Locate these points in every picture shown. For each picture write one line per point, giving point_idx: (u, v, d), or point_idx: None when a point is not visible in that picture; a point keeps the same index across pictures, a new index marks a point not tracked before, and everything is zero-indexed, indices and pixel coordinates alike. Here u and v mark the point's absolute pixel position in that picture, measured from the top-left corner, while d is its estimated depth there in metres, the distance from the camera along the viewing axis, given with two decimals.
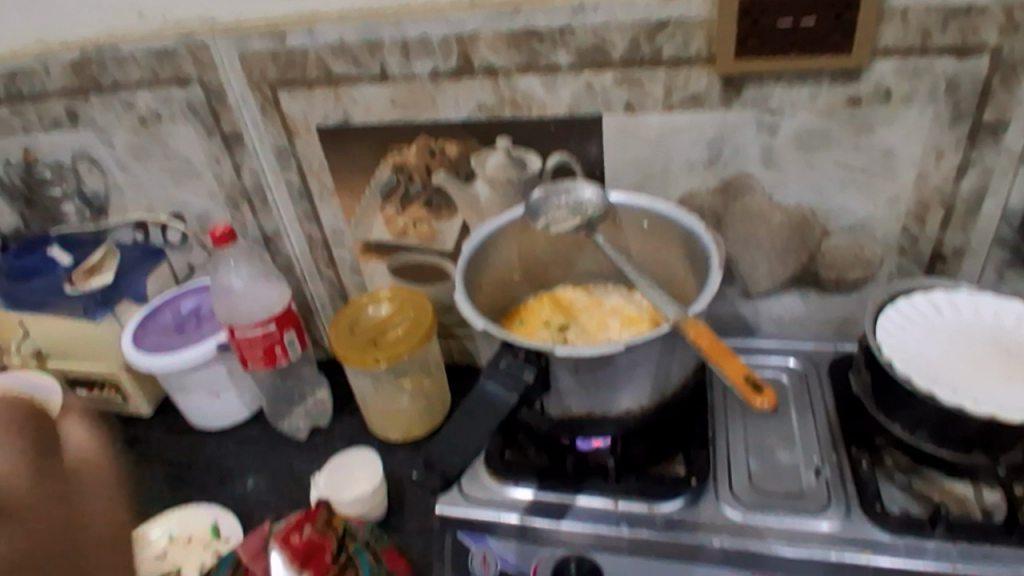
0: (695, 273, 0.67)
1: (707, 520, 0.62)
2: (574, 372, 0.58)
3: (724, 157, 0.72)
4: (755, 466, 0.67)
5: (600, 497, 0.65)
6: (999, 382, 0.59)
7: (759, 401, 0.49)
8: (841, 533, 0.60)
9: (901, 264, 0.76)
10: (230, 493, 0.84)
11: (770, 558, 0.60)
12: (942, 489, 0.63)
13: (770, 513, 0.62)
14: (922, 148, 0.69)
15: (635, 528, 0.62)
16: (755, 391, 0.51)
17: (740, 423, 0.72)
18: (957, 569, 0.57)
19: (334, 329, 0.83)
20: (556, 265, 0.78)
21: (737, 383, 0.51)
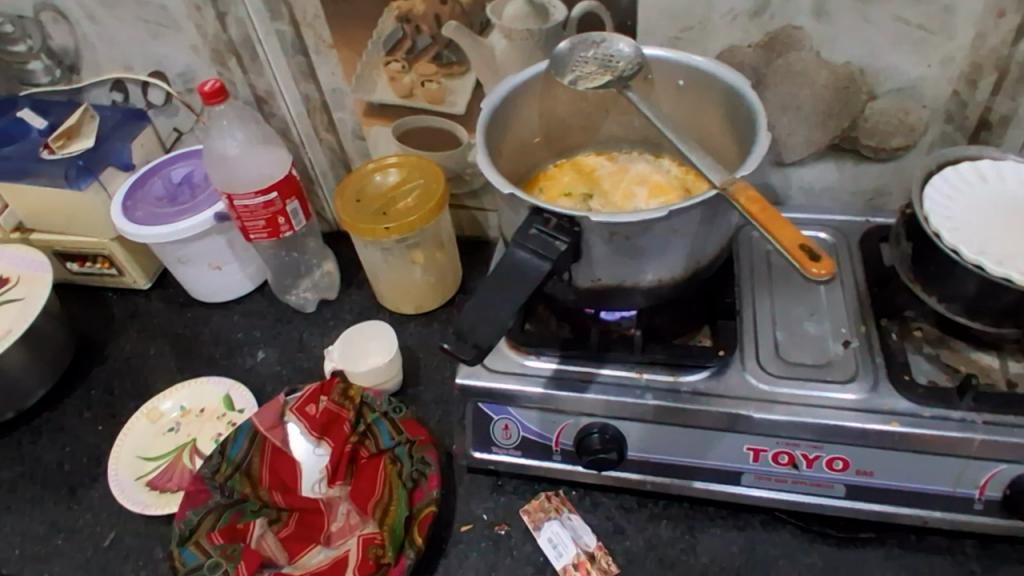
0: (736, 133, 0.62)
1: (734, 390, 0.61)
2: (609, 239, 0.54)
3: (772, 7, 0.66)
4: (781, 337, 0.66)
5: (624, 368, 0.63)
6: None
7: (813, 269, 0.47)
8: (869, 403, 0.60)
9: (945, 132, 0.72)
10: (240, 365, 0.83)
11: (796, 428, 0.59)
12: (969, 360, 0.62)
13: (798, 383, 0.61)
14: (984, 3, 0.62)
15: (660, 398, 0.61)
16: (810, 261, 0.48)
17: (766, 294, 0.70)
18: (980, 437, 0.56)
19: (339, 198, 0.78)
20: (579, 130, 0.73)
21: (791, 253, 0.48)
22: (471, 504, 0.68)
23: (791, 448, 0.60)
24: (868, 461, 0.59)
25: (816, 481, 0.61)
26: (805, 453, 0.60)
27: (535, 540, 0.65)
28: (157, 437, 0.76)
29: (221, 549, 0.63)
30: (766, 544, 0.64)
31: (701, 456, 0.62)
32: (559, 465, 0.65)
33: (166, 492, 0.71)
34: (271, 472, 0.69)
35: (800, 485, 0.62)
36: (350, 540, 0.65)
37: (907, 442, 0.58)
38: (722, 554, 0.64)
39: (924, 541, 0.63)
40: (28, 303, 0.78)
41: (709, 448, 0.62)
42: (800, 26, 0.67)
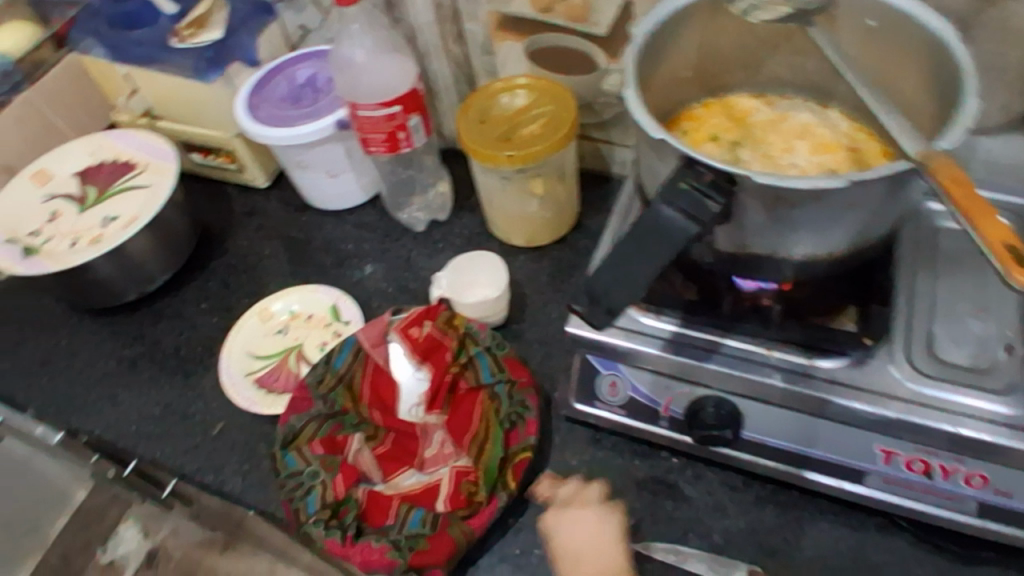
0: (934, 91, 0.53)
1: (877, 383, 0.55)
2: (770, 205, 0.48)
3: None
4: (939, 332, 0.58)
5: (753, 340, 0.58)
6: None
7: (1015, 271, 0.39)
8: (1020, 420, 0.52)
9: None
10: (350, 276, 0.82)
11: (941, 435, 0.53)
12: None
13: (946, 385, 0.55)
14: None
15: (791, 382, 0.56)
16: (1015, 262, 0.40)
17: (926, 279, 0.62)
18: None
19: (463, 114, 0.74)
20: (737, 67, 0.65)
21: (992, 250, 0.41)
22: (565, 454, 0.66)
23: (929, 457, 0.54)
24: (1014, 483, 0.53)
25: (948, 493, 0.55)
26: (944, 464, 0.54)
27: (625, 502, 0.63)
28: (267, 337, 0.78)
29: (320, 460, 0.64)
30: (879, 547, 0.60)
31: (821, 447, 0.57)
32: (669, 433, 0.62)
33: (273, 393, 0.73)
34: (372, 388, 0.70)
35: (931, 494, 0.56)
36: (443, 470, 0.66)
37: None
38: (828, 550, 0.60)
39: None
40: (155, 190, 0.80)
41: (831, 440, 0.57)
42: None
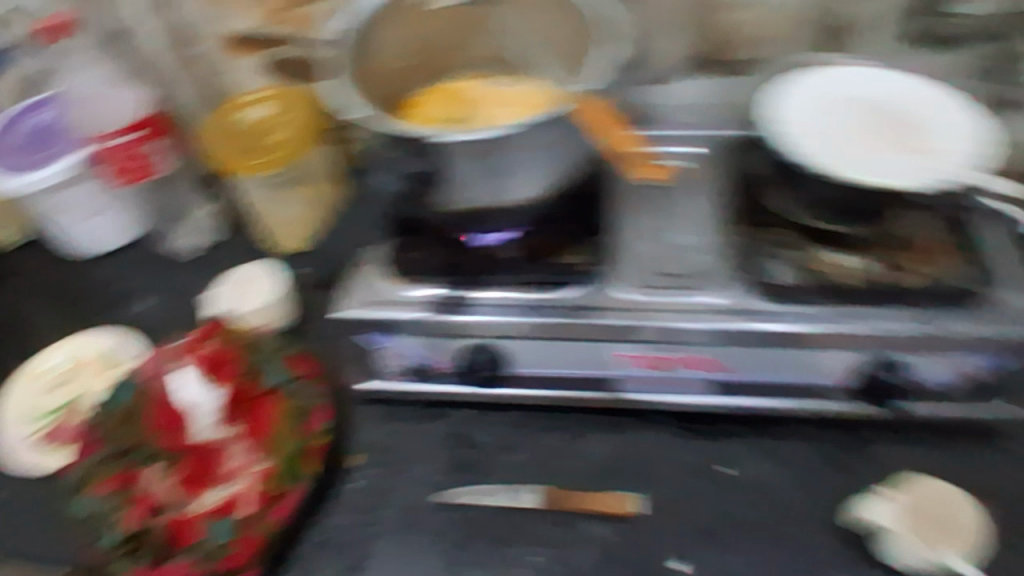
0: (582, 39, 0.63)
1: (607, 302, 0.63)
2: (462, 157, 0.55)
3: None
4: (655, 252, 0.67)
5: (502, 289, 0.65)
6: (883, 151, 0.58)
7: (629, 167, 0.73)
8: (728, 305, 0.62)
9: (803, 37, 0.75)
10: (123, 315, 0.80)
11: (665, 332, 0.62)
12: (829, 263, 0.63)
13: (664, 292, 0.64)
14: None
15: (541, 315, 0.63)
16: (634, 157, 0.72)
17: (647, 201, 0.70)
18: (830, 328, 0.59)
19: (211, 136, 0.77)
20: (445, 49, 0.72)
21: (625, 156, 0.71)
22: (364, 433, 0.70)
23: (663, 353, 0.63)
24: (732, 358, 0.62)
25: (683, 380, 0.64)
26: (673, 355, 0.63)
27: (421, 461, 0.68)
28: (40, 395, 0.73)
29: (115, 498, 0.62)
30: (649, 441, 0.67)
31: (579, 366, 0.65)
32: (453, 386, 0.68)
33: (58, 448, 0.70)
34: (161, 417, 0.67)
35: (673, 385, 0.65)
36: (243, 479, 0.63)
37: (767, 337, 0.60)
38: (607, 456, 0.66)
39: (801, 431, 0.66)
40: None
41: (585, 359, 0.65)
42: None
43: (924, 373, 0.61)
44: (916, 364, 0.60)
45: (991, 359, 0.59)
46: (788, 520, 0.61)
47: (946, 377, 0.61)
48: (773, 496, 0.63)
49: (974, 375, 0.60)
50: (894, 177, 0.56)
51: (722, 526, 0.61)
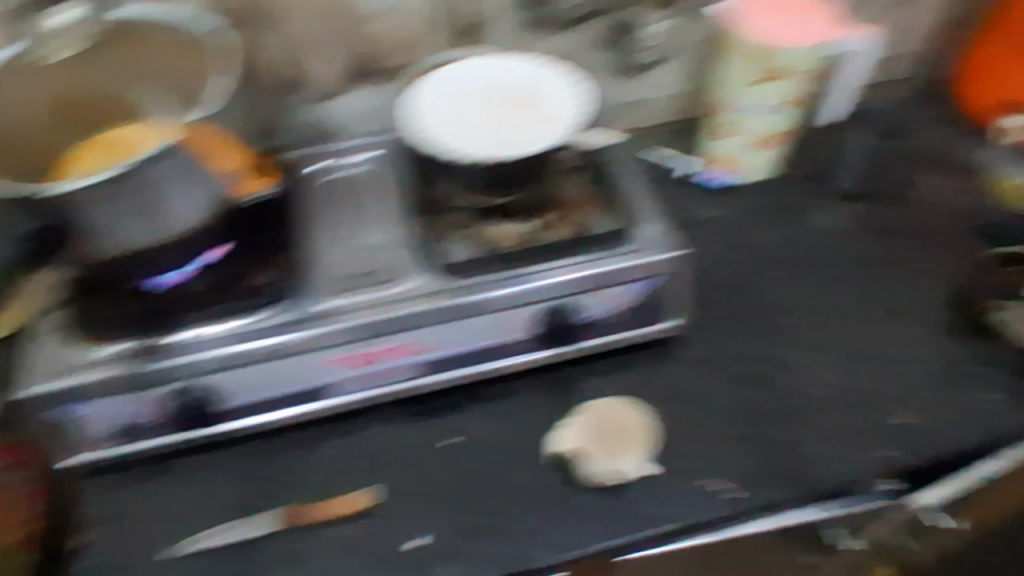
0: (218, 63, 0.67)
1: (306, 314, 0.65)
2: (86, 204, 0.58)
3: None
4: (346, 256, 0.70)
5: (198, 326, 0.64)
6: (507, 124, 0.67)
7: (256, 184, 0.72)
8: (416, 289, 0.67)
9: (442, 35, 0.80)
10: None
11: (363, 329, 0.65)
12: (494, 233, 0.71)
13: (357, 291, 0.67)
14: None
15: (240, 342, 0.63)
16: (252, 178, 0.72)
17: (333, 210, 0.74)
18: (505, 289, 0.67)
19: None
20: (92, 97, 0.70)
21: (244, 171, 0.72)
22: (84, 510, 0.66)
23: (366, 350, 0.66)
24: (427, 338, 0.67)
25: (396, 369, 0.68)
26: (381, 348, 0.66)
27: (151, 521, 0.65)
28: None
29: None
30: (378, 435, 0.70)
31: (295, 381, 0.66)
32: (173, 436, 0.67)
33: None
34: None
35: (383, 375, 0.68)
36: None
37: (454, 311, 0.66)
38: (344, 460, 0.68)
39: (514, 385, 0.72)
40: None
41: (299, 372, 0.66)
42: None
43: (592, 311, 0.71)
44: (581, 305, 0.70)
45: (637, 285, 0.71)
46: (510, 467, 0.68)
47: (609, 309, 0.71)
48: (493, 449, 0.69)
49: (628, 301, 0.71)
50: (515, 148, 0.65)
51: (452, 492, 0.66)
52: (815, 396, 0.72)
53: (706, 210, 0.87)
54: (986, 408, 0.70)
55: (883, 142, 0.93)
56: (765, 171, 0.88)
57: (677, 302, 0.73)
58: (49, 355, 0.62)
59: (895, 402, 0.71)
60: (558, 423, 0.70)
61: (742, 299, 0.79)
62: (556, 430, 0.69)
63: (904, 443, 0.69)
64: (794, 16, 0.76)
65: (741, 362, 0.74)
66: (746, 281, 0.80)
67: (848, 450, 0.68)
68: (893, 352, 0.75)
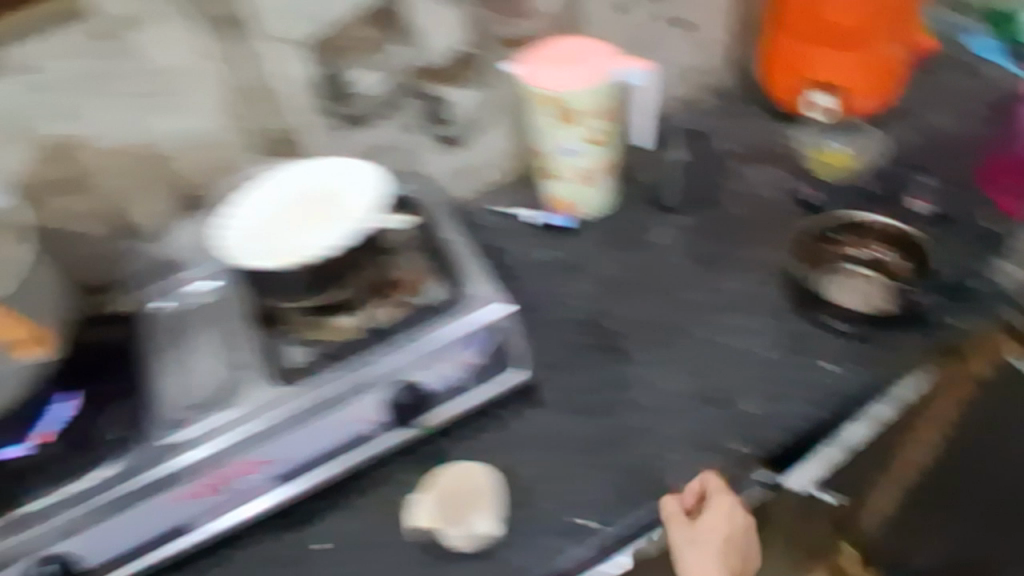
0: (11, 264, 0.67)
1: (151, 457, 0.65)
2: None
3: (22, 125, 0.68)
4: (188, 387, 0.70)
5: (43, 495, 0.63)
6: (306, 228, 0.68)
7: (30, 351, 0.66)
8: (259, 403, 0.68)
9: (255, 154, 0.80)
10: None
11: (205, 458, 0.65)
12: (333, 327, 0.72)
13: (204, 418, 0.67)
14: (195, 55, 0.71)
15: (70, 510, 0.62)
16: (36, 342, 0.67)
17: (179, 342, 0.74)
18: (340, 385, 0.68)
19: None
20: None
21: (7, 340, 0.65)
22: None
23: (207, 480, 0.65)
24: (266, 453, 0.67)
25: (252, 487, 0.68)
26: (228, 472, 0.66)
27: None
28: None
29: None
30: (246, 558, 0.70)
31: (148, 528, 0.66)
32: None
33: None
34: None
35: (237, 496, 0.68)
36: None
37: (294, 419, 0.66)
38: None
39: (379, 472, 0.74)
40: None
41: (149, 520, 0.65)
42: (14, 78, 0.65)
43: (435, 383, 0.71)
44: (422, 379, 0.70)
45: (468, 346, 0.71)
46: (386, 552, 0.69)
47: (454, 376, 0.72)
48: (366, 542, 0.69)
49: (470, 363, 0.72)
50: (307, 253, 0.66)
51: None
52: (668, 408, 0.74)
53: (548, 253, 0.91)
54: (824, 378, 0.75)
55: (702, 152, 0.99)
56: (604, 205, 0.92)
57: (519, 352, 0.75)
58: None
59: (744, 394, 0.74)
60: (412, 493, 0.71)
61: (592, 331, 0.82)
62: (412, 502, 0.70)
63: (758, 431, 0.71)
64: (572, 64, 0.80)
65: (598, 392, 0.77)
66: (593, 310, 0.84)
67: (703, 454, 0.71)
68: (734, 348, 0.79)
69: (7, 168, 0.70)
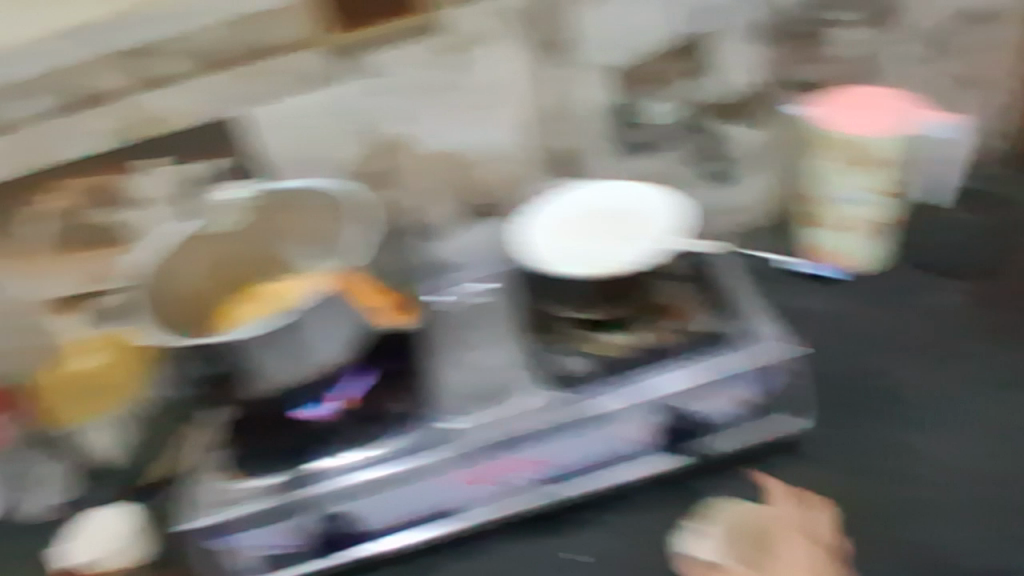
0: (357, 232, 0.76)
1: (437, 437, 0.70)
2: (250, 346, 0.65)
3: (364, 121, 0.77)
4: (470, 379, 0.75)
5: (340, 454, 0.69)
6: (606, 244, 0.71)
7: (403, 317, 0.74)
8: (540, 404, 0.70)
9: (545, 174, 0.85)
10: None
11: (487, 447, 0.68)
12: (609, 344, 0.73)
13: (487, 409, 0.71)
14: (518, 73, 0.77)
15: (368, 469, 0.68)
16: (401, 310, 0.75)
17: (458, 336, 0.78)
18: (622, 395, 0.69)
19: (35, 396, 0.78)
20: (256, 265, 0.78)
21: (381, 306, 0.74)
22: None
23: (485, 467, 0.69)
24: (543, 453, 0.70)
25: (521, 484, 0.70)
26: (503, 464, 0.69)
27: None
28: None
29: None
30: (498, 558, 0.70)
31: (423, 505, 0.69)
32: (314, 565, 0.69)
33: None
34: None
35: (504, 491, 0.70)
36: None
37: (576, 422, 0.69)
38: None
39: (634, 501, 0.72)
40: None
41: (428, 496, 0.69)
42: (354, 81, 0.75)
43: (710, 414, 0.71)
44: (698, 407, 0.70)
45: (750, 384, 0.71)
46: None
47: (728, 410, 0.72)
48: (622, 565, 0.68)
49: (746, 400, 0.72)
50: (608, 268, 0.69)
51: None
52: (948, 480, 0.70)
53: (815, 303, 0.86)
54: None
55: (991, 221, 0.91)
56: (876, 261, 0.87)
57: (792, 397, 0.74)
58: (196, 494, 0.67)
59: None
60: (685, 523, 0.70)
61: (864, 392, 0.77)
62: (686, 534, 0.69)
63: None
64: (870, 109, 0.78)
65: (874, 455, 0.72)
66: (864, 366, 0.79)
67: (1011, 545, 0.65)
68: None
69: (339, 160, 0.79)
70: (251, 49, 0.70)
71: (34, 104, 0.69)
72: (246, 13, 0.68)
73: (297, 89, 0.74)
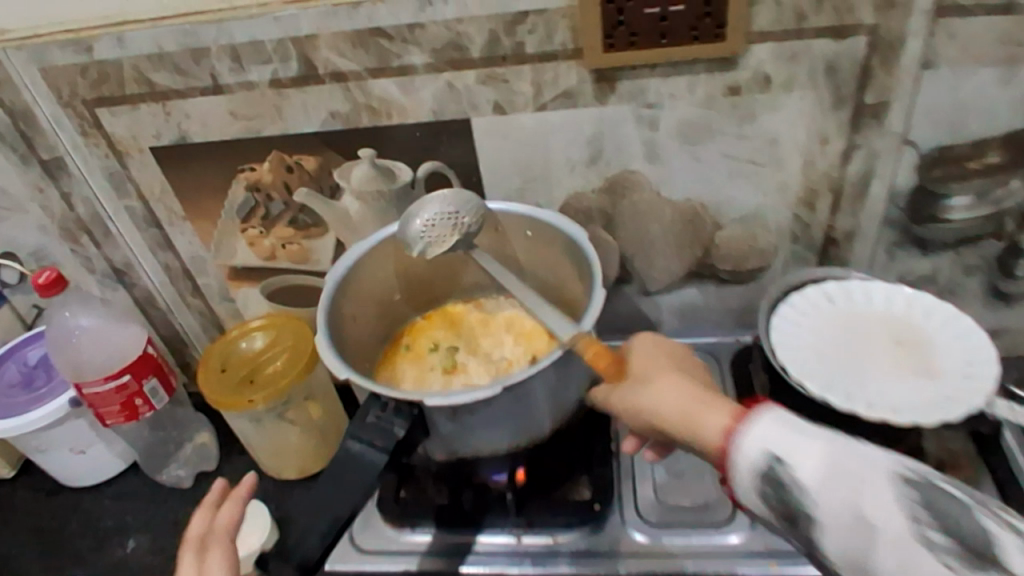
0: (581, 282, 0.63)
1: (615, 546, 0.59)
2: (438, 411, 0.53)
3: (607, 152, 0.66)
4: (659, 479, 0.63)
5: (502, 533, 0.61)
6: (887, 376, 0.57)
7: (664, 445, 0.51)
8: (746, 545, 0.58)
9: (795, 250, 0.71)
10: (108, 557, 0.77)
11: None
12: None
13: (678, 531, 0.59)
14: (806, 131, 0.63)
15: (538, 565, 0.59)
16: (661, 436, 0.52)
17: None
18: None
19: (203, 374, 0.75)
20: (442, 280, 0.73)
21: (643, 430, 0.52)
22: None
23: None
24: None
25: None
26: None
27: None
28: None
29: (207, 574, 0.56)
30: None
31: None
32: None
33: None
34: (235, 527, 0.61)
35: None
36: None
37: None
38: None
39: None
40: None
41: None
42: (609, 106, 0.63)
43: None
44: None
45: None
46: None
47: None
48: None
49: None
50: (909, 413, 0.53)
51: None
52: None
53: None
54: None
55: None
56: None
57: None
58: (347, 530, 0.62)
59: None
60: None
61: None
62: None
63: None
64: None
65: None
66: None
67: None
68: None
69: (566, 187, 0.68)
70: (504, 52, 0.60)
71: (266, 72, 0.63)
72: (514, 8, 0.57)
73: (544, 105, 0.63)
